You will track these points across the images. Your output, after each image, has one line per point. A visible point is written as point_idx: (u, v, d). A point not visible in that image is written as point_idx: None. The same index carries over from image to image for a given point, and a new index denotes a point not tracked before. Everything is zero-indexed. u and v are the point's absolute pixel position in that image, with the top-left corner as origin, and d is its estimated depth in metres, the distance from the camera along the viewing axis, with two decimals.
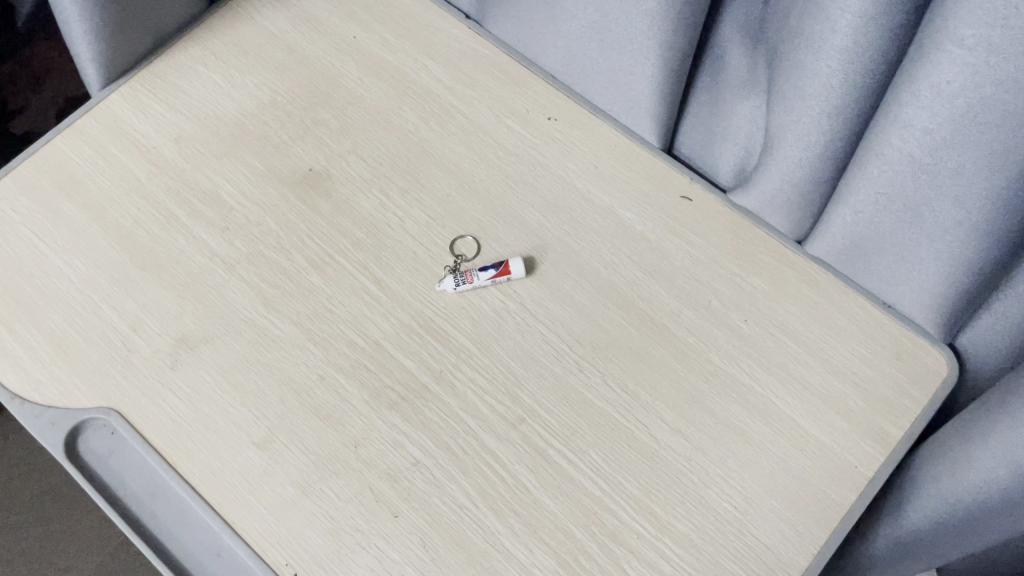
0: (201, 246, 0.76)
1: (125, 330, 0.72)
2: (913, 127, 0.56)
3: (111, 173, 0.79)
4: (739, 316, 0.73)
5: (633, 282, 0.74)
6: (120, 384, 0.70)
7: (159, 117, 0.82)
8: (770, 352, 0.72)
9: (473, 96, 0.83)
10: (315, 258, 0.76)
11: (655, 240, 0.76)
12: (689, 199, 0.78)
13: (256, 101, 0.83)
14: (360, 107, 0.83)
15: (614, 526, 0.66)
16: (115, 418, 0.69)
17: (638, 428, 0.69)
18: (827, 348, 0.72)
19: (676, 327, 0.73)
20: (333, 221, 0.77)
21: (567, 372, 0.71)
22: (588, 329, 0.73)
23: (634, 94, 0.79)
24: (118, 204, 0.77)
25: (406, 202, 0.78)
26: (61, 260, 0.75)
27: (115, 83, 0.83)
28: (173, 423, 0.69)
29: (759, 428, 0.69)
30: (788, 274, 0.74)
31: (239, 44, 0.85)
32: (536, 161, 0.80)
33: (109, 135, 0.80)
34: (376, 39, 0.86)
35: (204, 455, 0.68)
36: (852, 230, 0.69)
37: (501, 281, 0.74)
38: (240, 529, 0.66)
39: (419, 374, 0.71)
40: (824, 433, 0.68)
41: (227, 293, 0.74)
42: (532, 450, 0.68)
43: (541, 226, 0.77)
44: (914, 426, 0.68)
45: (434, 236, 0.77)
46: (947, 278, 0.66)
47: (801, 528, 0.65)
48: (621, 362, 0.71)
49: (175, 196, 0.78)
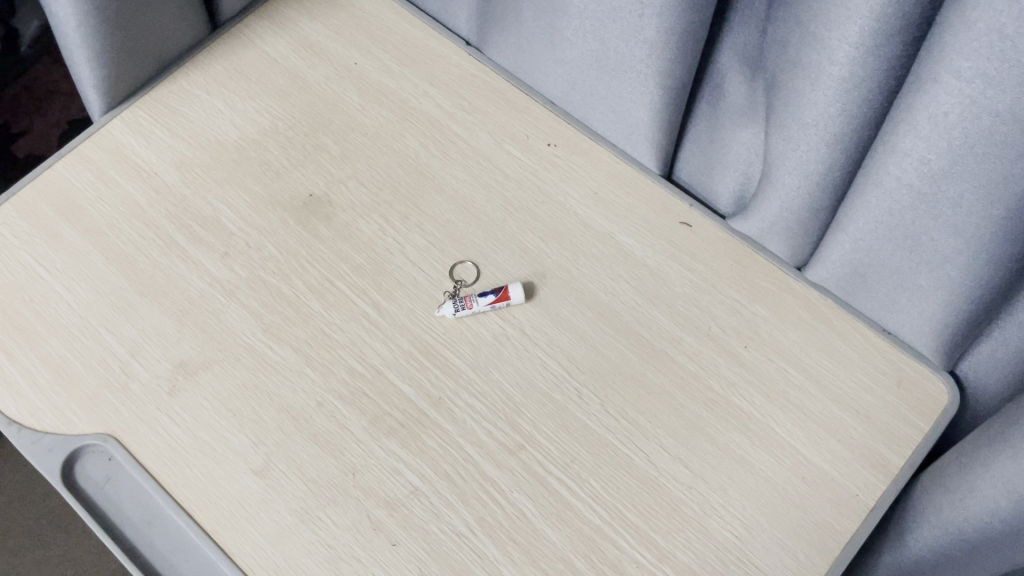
0: (201, 272, 0.76)
1: (124, 356, 0.72)
2: (911, 157, 0.56)
3: (112, 198, 0.79)
4: (739, 342, 0.73)
5: (633, 308, 0.74)
6: (118, 410, 0.70)
7: (160, 143, 0.82)
8: (770, 378, 0.71)
9: (473, 122, 0.84)
10: (315, 284, 0.76)
11: (655, 265, 0.76)
12: (689, 225, 0.78)
13: (258, 127, 0.83)
14: (361, 132, 0.83)
15: (614, 554, 0.65)
16: (112, 444, 0.69)
17: (638, 455, 0.68)
18: (828, 374, 0.71)
19: (676, 353, 0.72)
20: (333, 246, 0.78)
21: (566, 399, 0.71)
22: (588, 355, 0.72)
23: (633, 121, 0.79)
24: (118, 229, 0.78)
25: (406, 227, 0.78)
26: (61, 286, 0.75)
27: (117, 109, 0.83)
28: (171, 451, 0.69)
29: (759, 456, 0.68)
30: (787, 301, 0.74)
31: (241, 71, 0.86)
32: (536, 187, 0.80)
33: (110, 160, 0.81)
34: (377, 65, 0.87)
35: (202, 481, 0.68)
36: (852, 258, 0.69)
37: (501, 307, 0.74)
38: (237, 557, 0.65)
39: (418, 400, 0.71)
40: (825, 460, 0.68)
41: (226, 319, 0.74)
42: (531, 477, 0.68)
43: (541, 252, 0.77)
44: (915, 455, 0.68)
45: (434, 262, 0.77)
46: (947, 307, 0.66)
47: (802, 557, 0.65)
48: (620, 389, 0.71)
49: (175, 222, 0.78)
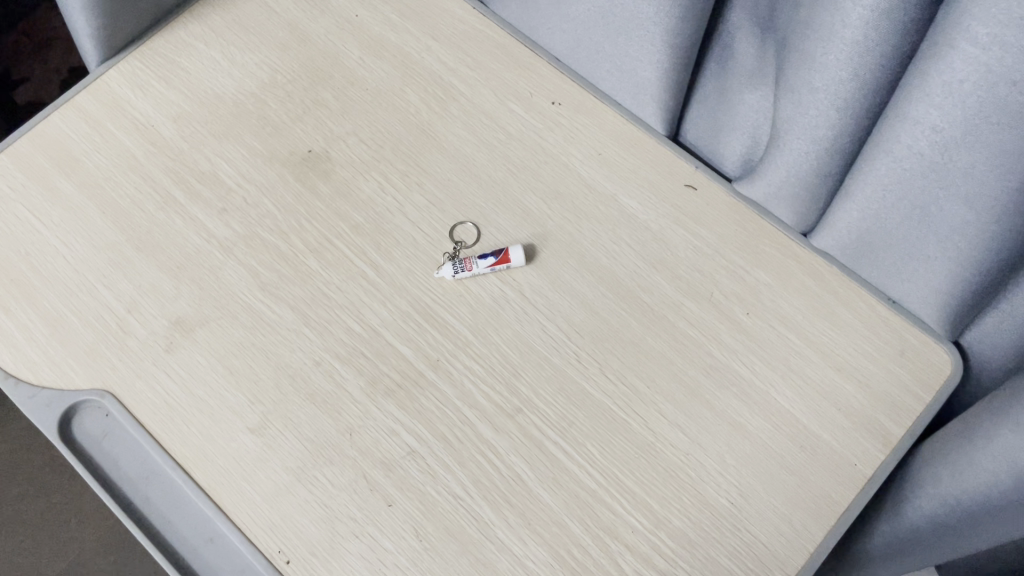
0: (198, 227, 0.76)
1: (120, 312, 0.73)
2: (923, 125, 0.55)
3: (108, 151, 0.79)
4: (741, 308, 0.72)
5: (635, 272, 0.73)
6: (114, 365, 0.71)
7: (158, 95, 0.81)
8: (772, 345, 0.70)
9: (476, 78, 0.81)
10: (314, 243, 0.75)
11: (658, 229, 0.75)
12: (695, 188, 0.76)
13: (256, 81, 0.82)
14: (361, 87, 0.81)
15: (610, 520, 0.65)
16: (109, 400, 0.69)
17: (636, 421, 0.68)
18: (829, 343, 0.70)
19: (677, 319, 0.71)
20: (332, 204, 0.77)
21: (565, 363, 0.70)
22: (587, 319, 0.72)
23: (639, 80, 0.77)
24: (114, 183, 0.77)
25: (406, 185, 0.77)
26: (57, 240, 0.75)
27: (114, 59, 0.82)
28: (168, 407, 0.70)
29: (758, 423, 0.68)
30: (790, 267, 0.73)
31: (241, 23, 0.84)
32: (539, 146, 0.78)
33: (108, 112, 0.80)
34: (378, 18, 0.85)
35: (199, 438, 0.68)
36: (860, 226, 0.68)
37: (501, 269, 0.73)
38: (233, 515, 0.66)
39: (416, 362, 0.71)
40: (824, 429, 0.67)
41: (224, 276, 0.74)
42: (528, 441, 0.68)
43: (542, 213, 0.76)
44: (916, 425, 0.67)
45: (434, 222, 0.76)
46: (954, 278, 0.65)
47: (799, 525, 0.65)
48: (619, 354, 0.70)
49: (172, 176, 0.78)
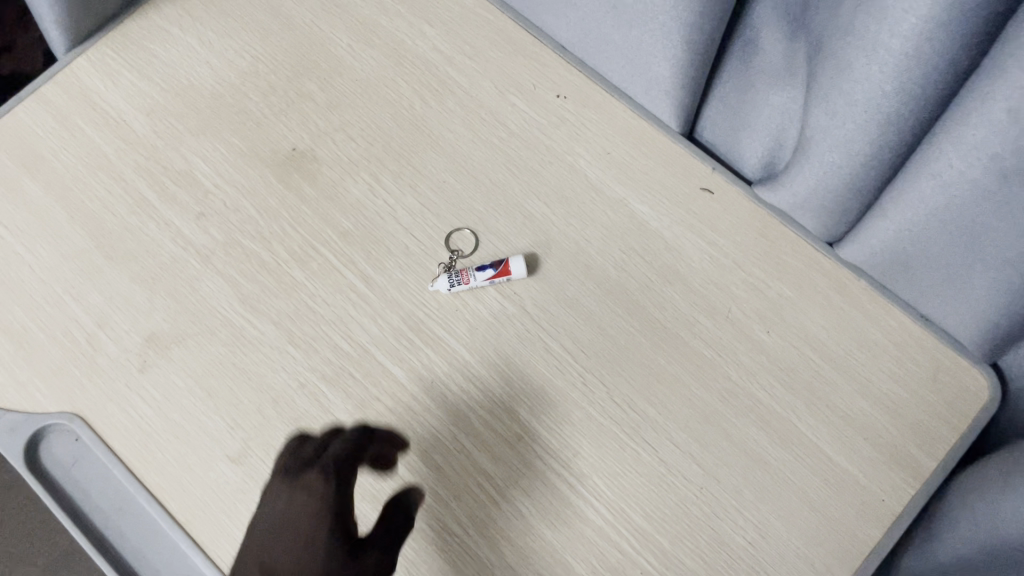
0: (173, 233, 0.70)
1: (90, 327, 0.68)
2: (983, 152, 0.46)
3: (77, 148, 0.73)
4: (761, 327, 0.66)
5: (646, 285, 0.67)
6: (84, 386, 0.66)
7: (130, 87, 0.75)
8: (794, 367, 0.65)
9: (474, 67, 0.75)
10: (298, 251, 0.69)
11: (671, 238, 0.69)
12: (711, 191, 0.70)
13: (237, 70, 0.75)
14: (350, 78, 0.75)
15: (617, 560, 0.60)
16: (78, 424, 0.65)
17: (647, 451, 0.63)
18: (856, 365, 0.65)
19: (691, 337, 0.66)
20: (318, 208, 0.71)
21: (570, 386, 0.65)
22: (594, 337, 0.66)
23: (653, 75, 0.67)
24: (83, 184, 0.72)
25: (398, 188, 0.71)
26: (23, 248, 0.70)
27: (82, 46, 0.76)
28: (142, 433, 0.65)
29: (778, 453, 0.63)
30: (815, 280, 0.67)
31: (220, 5, 0.78)
32: (542, 144, 0.72)
33: (76, 105, 0.74)
34: (368, 0, 0.78)
35: (175, 468, 0.64)
36: (896, 248, 0.59)
37: (500, 282, 0.68)
38: (211, 552, 0.61)
39: (408, 385, 0.65)
40: (850, 461, 0.62)
41: (201, 287, 0.68)
42: (529, 472, 0.63)
43: (546, 219, 0.70)
44: (950, 457, 0.62)
45: (428, 228, 0.70)
46: (1005, 310, 0.57)
47: (821, 567, 0.60)
48: (629, 376, 0.65)
49: (146, 176, 0.72)
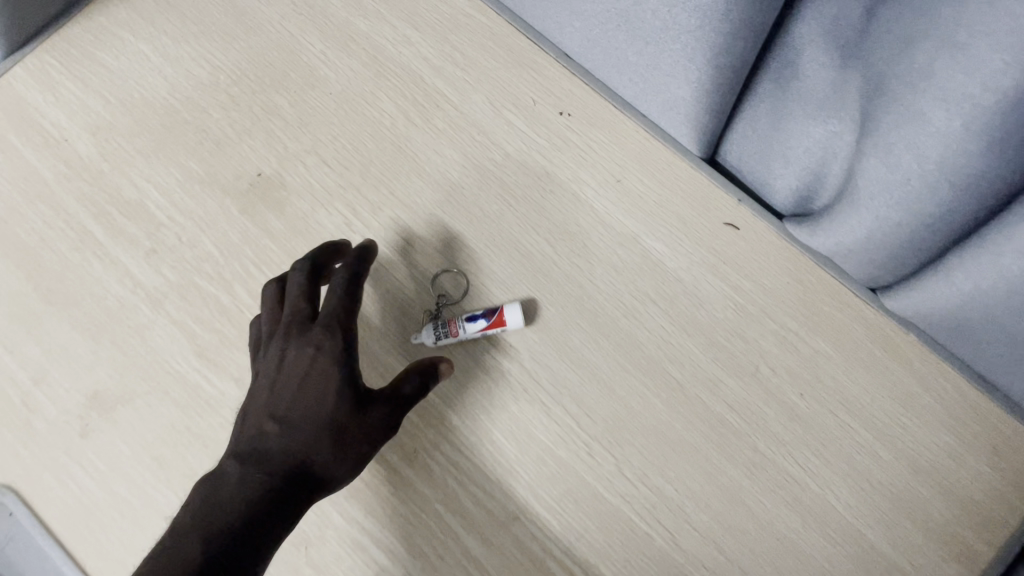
0: (120, 274, 0.61)
1: (26, 384, 0.59)
2: None
3: (12, 173, 0.64)
4: (794, 389, 0.57)
5: (661, 338, 0.59)
6: (18, 454, 0.58)
7: (74, 101, 0.66)
8: (831, 437, 0.56)
9: (465, 79, 0.65)
10: (263, 295, 0.61)
11: (690, 281, 0.60)
12: (737, 227, 0.60)
13: (195, 82, 0.66)
14: (324, 91, 0.66)
15: None
16: (10, 499, 0.57)
17: (661, 535, 0.55)
18: (905, 436, 0.56)
19: (713, 401, 0.57)
20: (286, 244, 0.62)
21: (573, 458, 0.57)
22: (601, 399, 0.58)
23: (671, 97, 0.57)
24: (19, 215, 0.63)
25: (378, 221, 0.62)
26: None
27: (18, 54, 0.66)
28: (82, 509, 0.57)
29: (812, 539, 0.54)
30: (858, 334, 0.58)
31: (177, 6, 0.68)
32: (543, 170, 0.63)
33: (11, 123, 0.65)
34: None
35: (119, 551, 0.56)
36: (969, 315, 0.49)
37: (494, 334, 0.59)
38: None
39: (388, 454, 0.57)
40: (893, 549, 0.54)
41: (152, 338, 0.60)
42: (525, 559, 0.55)
43: (547, 259, 0.61)
44: (1010, 546, 0.53)
45: (412, 270, 0.61)
46: None
47: None
48: (641, 446, 0.57)
49: (90, 206, 0.63)
